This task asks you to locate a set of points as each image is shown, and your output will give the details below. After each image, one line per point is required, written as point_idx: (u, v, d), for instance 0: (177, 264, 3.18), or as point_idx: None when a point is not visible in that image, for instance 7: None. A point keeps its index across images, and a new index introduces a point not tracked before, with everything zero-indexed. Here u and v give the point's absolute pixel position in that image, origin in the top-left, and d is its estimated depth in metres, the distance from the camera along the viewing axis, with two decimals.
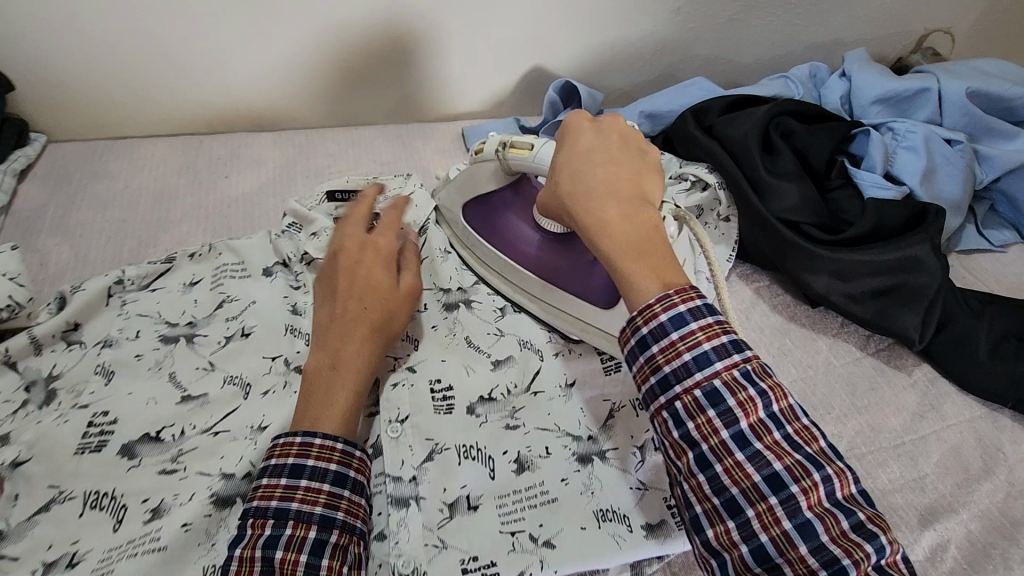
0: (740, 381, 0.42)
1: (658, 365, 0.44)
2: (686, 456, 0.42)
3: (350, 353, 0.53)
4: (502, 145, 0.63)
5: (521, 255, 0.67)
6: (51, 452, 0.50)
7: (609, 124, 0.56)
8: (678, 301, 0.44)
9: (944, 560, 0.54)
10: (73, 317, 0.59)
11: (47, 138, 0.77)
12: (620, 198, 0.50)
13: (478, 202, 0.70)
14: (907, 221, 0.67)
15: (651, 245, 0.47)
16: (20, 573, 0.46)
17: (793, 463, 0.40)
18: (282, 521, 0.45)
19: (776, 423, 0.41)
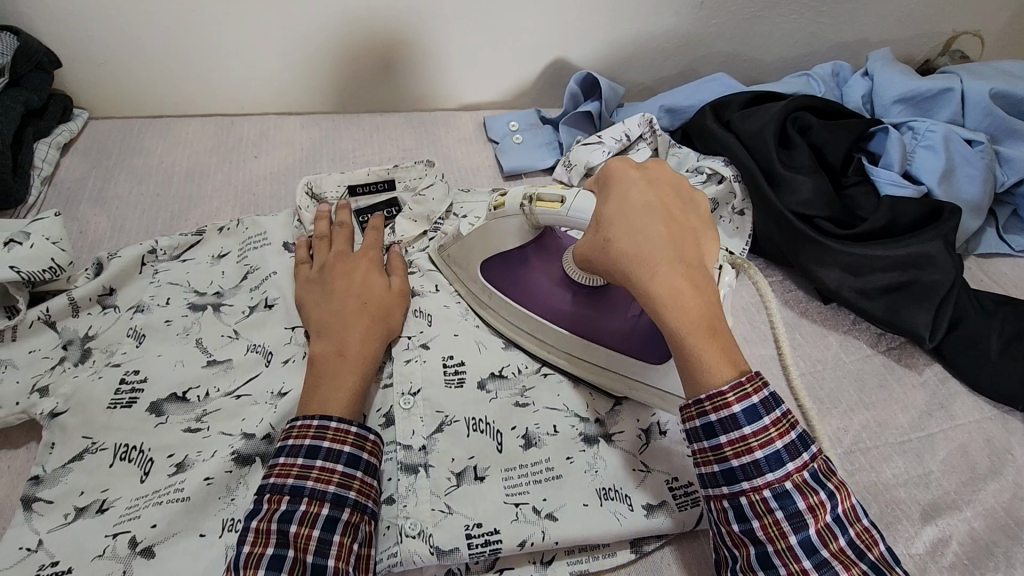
0: (810, 484, 0.43)
1: (725, 456, 0.44)
2: (748, 549, 0.44)
3: (356, 340, 0.56)
4: (529, 198, 0.57)
5: (557, 313, 0.60)
6: (86, 406, 0.54)
7: (656, 176, 0.54)
8: (751, 391, 0.44)
9: (945, 555, 0.54)
10: (108, 282, 0.62)
11: (89, 114, 0.81)
12: (685, 264, 0.47)
13: (499, 259, 0.63)
14: (922, 218, 0.67)
15: (718, 321, 0.46)
16: (54, 515, 0.49)
17: (859, 575, 0.41)
18: (297, 498, 0.46)
19: (842, 527, 0.43)
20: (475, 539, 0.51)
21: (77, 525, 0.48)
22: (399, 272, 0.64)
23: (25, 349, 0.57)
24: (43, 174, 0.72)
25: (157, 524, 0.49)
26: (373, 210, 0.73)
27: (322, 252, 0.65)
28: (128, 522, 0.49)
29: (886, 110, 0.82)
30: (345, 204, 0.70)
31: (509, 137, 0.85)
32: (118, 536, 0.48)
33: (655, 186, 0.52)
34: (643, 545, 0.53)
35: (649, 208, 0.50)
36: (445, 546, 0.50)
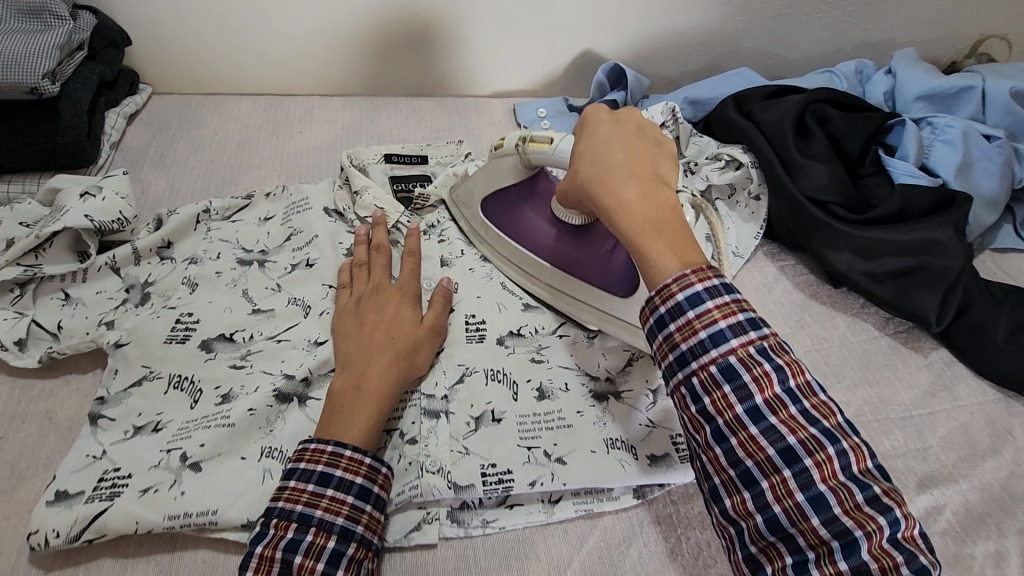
0: (755, 357, 0.42)
1: (675, 344, 0.44)
2: (703, 430, 0.43)
3: (375, 373, 0.55)
4: (522, 139, 0.62)
5: (539, 247, 0.66)
6: (146, 339, 0.60)
7: (627, 110, 0.55)
8: (695, 280, 0.44)
9: (938, 521, 0.56)
10: (167, 236, 0.68)
11: (152, 89, 0.88)
12: (641, 176, 0.49)
13: (497, 197, 0.68)
14: (934, 206, 0.69)
15: (672, 222, 0.47)
16: (115, 431, 0.54)
17: (808, 437, 0.40)
18: (305, 526, 0.46)
19: (791, 397, 0.41)
20: (489, 477, 0.55)
21: (135, 440, 0.54)
22: (436, 307, 0.62)
23: (93, 290, 0.64)
24: (112, 139, 0.79)
25: (206, 443, 0.54)
26: (406, 181, 0.78)
27: (361, 282, 0.64)
28: (180, 441, 0.54)
29: (907, 106, 0.83)
30: (383, 219, 0.69)
31: (536, 122, 0.90)
32: (171, 452, 0.53)
33: (620, 118, 0.54)
34: (645, 491, 0.56)
35: (613, 134, 0.52)
36: (462, 482, 0.54)
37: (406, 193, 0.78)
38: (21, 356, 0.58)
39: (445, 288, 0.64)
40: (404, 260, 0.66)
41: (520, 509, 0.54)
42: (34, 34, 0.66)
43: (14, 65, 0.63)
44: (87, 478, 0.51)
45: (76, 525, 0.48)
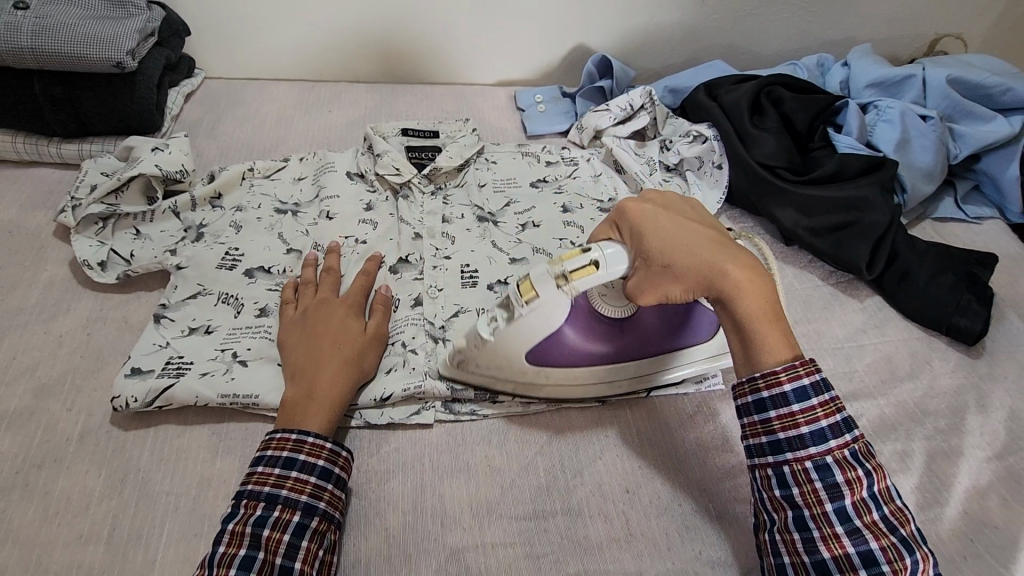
0: (849, 460, 0.50)
1: (772, 429, 0.52)
2: (785, 512, 0.51)
3: (326, 380, 0.60)
4: (562, 278, 0.56)
5: (604, 357, 0.63)
6: (201, 264, 0.73)
7: (659, 197, 0.59)
8: (802, 373, 0.51)
9: (855, 426, 0.66)
10: (218, 189, 0.82)
11: (204, 74, 1.03)
12: (737, 260, 0.54)
13: (540, 347, 0.61)
14: (865, 170, 0.81)
15: (774, 300, 0.54)
16: (175, 328, 0.67)
17: (889, 544, 0.47)
18: (271, 504, 0.52)
19: (875, 503, 0.49)
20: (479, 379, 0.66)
21: (193, 338, 0.67)
22: (378, 316, 0.67)
23: (158, 229, 0.77)
24: (172, 112, 0.94)
25: (252, 347, 0.66)
26: (419, 152, 0.92)
27: (308, 296, 0.69)
28: (230, 343, 0.67)
29: (859, 93, 0.95)
30: (336, 248, 0.74)
31: (534, 106, 1.02)
32: (224, 350, 0.66)
33: (668, 208, 0.57)
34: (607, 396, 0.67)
35: (681, 224, 0.55)
36: (457, 381, 0.66)
37: (419, 162, 0.91)
38: (102, 274, 0.72)
39: (384, 295, 0.70)
40: (357, 278, 0.71)
41: (500, 403, 0.66)
42: (120, 21, 0.81)
43: (105, 43, 0.78)
44: (156, 362, 0.64)
45: (150, 394, 0.61)
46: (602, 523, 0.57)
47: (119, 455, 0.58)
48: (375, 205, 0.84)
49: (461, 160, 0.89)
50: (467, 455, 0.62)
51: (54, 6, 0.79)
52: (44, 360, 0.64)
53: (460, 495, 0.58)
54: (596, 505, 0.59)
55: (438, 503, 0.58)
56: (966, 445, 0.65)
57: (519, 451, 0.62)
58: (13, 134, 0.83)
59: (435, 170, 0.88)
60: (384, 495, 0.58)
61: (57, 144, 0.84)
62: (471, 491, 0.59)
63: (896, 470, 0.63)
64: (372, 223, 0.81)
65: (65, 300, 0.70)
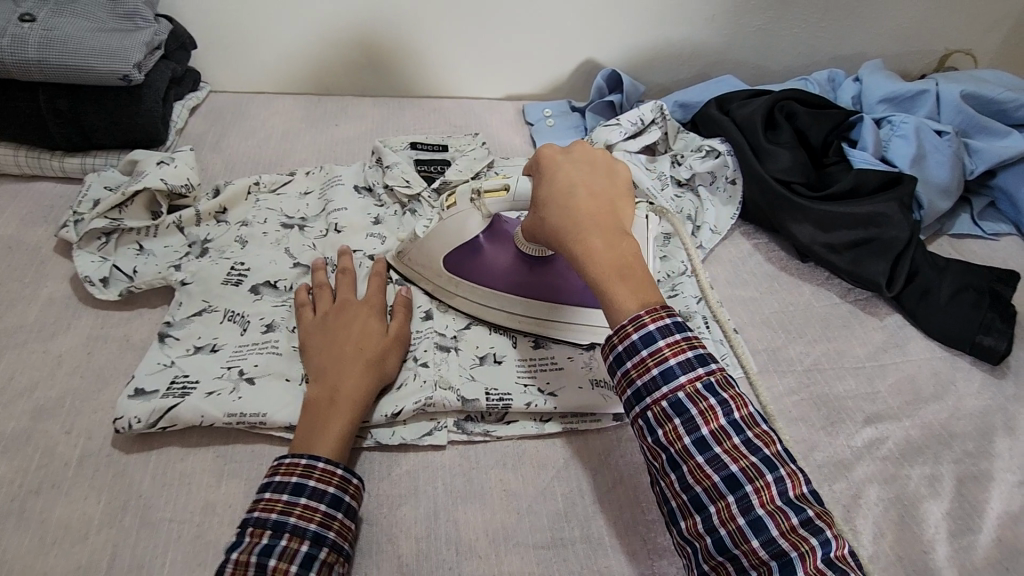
0: (702, 392, 0.50)
1: (632, 379, 0.52)
2: (660, 457, 0.51)
3: (349, 385, 0.59)
4: (476, 192, 0.65)
5: (513, 284, 0.69)
6: (207, 280, 0.71)
7: (578, 155, 0.63)
8: (648, 321, 0.52)
9: (881, 449, 0.64)
10: (223, 204, 0.80)
11: (210, 88, 1.02)
12: (599, 227, 0.57)
13: (459, 253, 0.69)
14: (882, 185, 0.80)
15: (630, 264, 0.55)
16: (179, 348, 0.65)
17: (747, 465, 0.48)
18: (279, 533, 0.49)
19: (735, 429, 0.49)
20: (492, 394, 0.64)
21: (198, 356, 0.65)
22: (398, 317, 0.67)
23: (162, 244, 0.76)
24: (177, 127, 0.93)
25: (259, 365, 0.64)
26: (429, 164, 0.90)
27: (325, 300, 0.67)
28: (237, 361, 0.64)
29: (871, 108, 0.94)
30: (348, 250, 0.74)
31: (542, 120, 1.01)
32: (231, 368, 0.64)
33: (580, 167, 0.61)
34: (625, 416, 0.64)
35: (571, 182, 0.60)
36: (469, 396, 0.64)
37: (428, 175, 0.90)
38: (103, 290, 0.69)
39: (405, 296, 0.69)
40: (371, 278, 0.70)
41: (515, 424, 0.64)
42: (128, 34, 0.80)
43: (112, 56, 0.77)
44: (159, 381, 0.61)
45: (153, 415, 0.58)
46: (623, 552, 0.55)
47: (118, 480, 0.56)
48: (384, 219, 0.82)
49: (472, 174, 0.88)
50: (481, 480, 0.59)
51: (61, 18, 0.78)
52: (42, 380, 0.62)
53: (475, 521, 0.56)
54: (616, 532, 0.56)
55: (452, 529, 0.55)
56: (996, 468, 0.63)
57: (535, 474, 0.60)
58: (16, 148, 0.82)
59: (445, 183, 0.86)
60: (396, 520, 0.56)
61: (59, 158, 0.83)
62: (486, 517, 0.56)
63: (925, 495, 0.60)
64: (382, 237, 0.80)
65: (65, 317, 0.68)
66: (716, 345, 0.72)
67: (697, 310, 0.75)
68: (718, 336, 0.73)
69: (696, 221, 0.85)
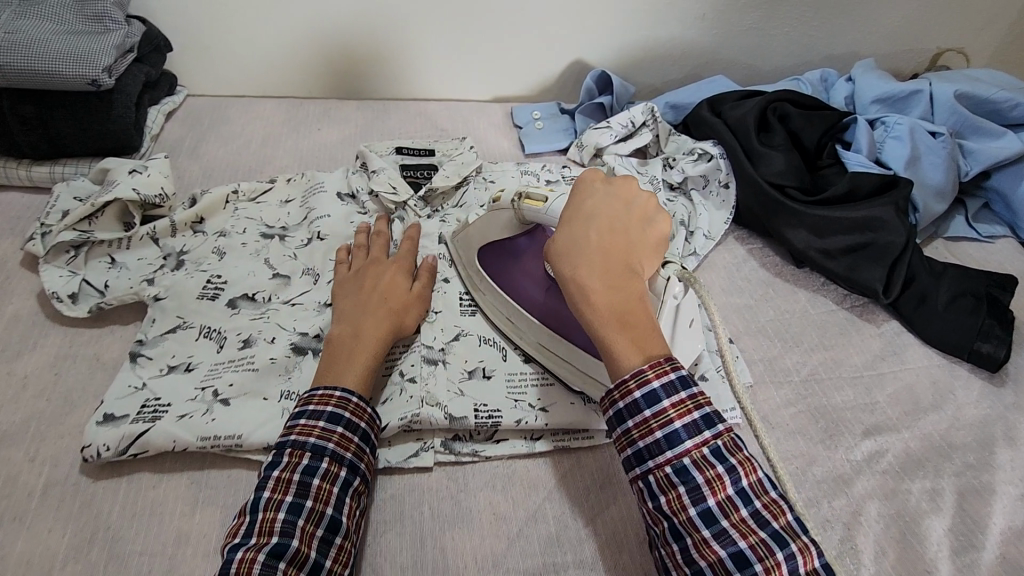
0: (708, 460, 0.48)
1: (634, 440, 0.50)
2: (662, 525, 0.49)
3: (373, 324, 0.62)
4: (518, 195, 0.63)
5: (522, 294, 0.67)
6: (181, 294, 0.68)
7: (617, 189, 0.60)
8: (650, 377, 0.50)
9: (880, 462, 0.62)
10: (200, 213, 0.77)
11: (187, 92, 0.98)
12: (610, 270, 0.54)
13: (493, 248, 0.70)
14: (879, 189, 0.78)
15: (634, 316, 0.52)
16: (152, 367, 0.62)
17: (756, 542, 0.46)
18: (319, 456, 0.51)
19: (743, 500, 0.47)
20: (481, 412, 0.62)
21: (171, 376, 0.62)
22: (422, 281, 0.69)
23: (135, 257, 0.72)
24: (152, 133, 0.89)
25: (235, 384, 0.61)
26: (415, 170, 0.88)
27: (360, 257, 0.71)
28: (212, 380, 0.62)
29: (865, 109, 0.92)
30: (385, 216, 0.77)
31: (531, 123, 0.99)
32: (205, 389, 0.61)
33: (613, 203, 0.58)
34: None
35: (596, 216, 0.57)
36: (457, 413, 0.61)
37: (414, 180, 0.87)
38: (72, 307, 0.66)
39: (430, 264, 0.72)
40: (403, 243, 0.73)
41: (505, 442, 0.61)
42: (98, 36, 0.77)
43: (79, 60, 0.74)
44: (129, 404, 0.58)
45: (123, 441, 0.55)
46: None
47: (86, 510, 0.53)
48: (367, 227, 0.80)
49: (460, 179, 0.85)
50: (470, 503, 0.57)
51: (25, 20, 0.74)
52: (6, 404, 0.59)
53: (463, 547, 0.54)
54: (609, 555, 0.54)
55: (439, 556, 0.53)
56: (997, 481, 0.62)
57: (526, 495, 0.58)
58: None
59: (431, 191, 0.84)
60: (380, 548, 0.54)
61: (26, 167, 0.79)
62: (475, 542, 0.54)
63: (927, 510, 0.59)
64: None
65: (32, 336, 0.65)
66: (712, 356, 0.70)
67: None
68: (713, 346, 0.71)
69: (690, 226, 0.82)
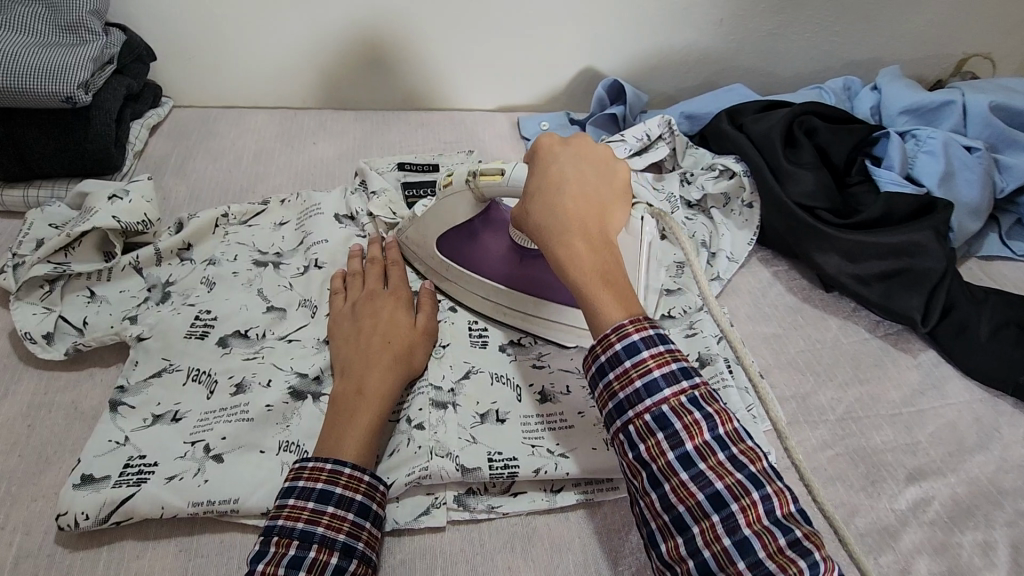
0: (686, 406, 0.45)
1: (614, 391, 0.47)
2: (641, 476, 0.45)
3: (375, 378, 0.57)
4: (473, 174, 0.61)
5: (500, 274, 0.67)
6: (167, 333, 0.63)
7: (579, 147, 0.57)
8: (632, 331, 0.47)
9: (927, 512, 0.58)
10: (187, 239, 0.71)
11: (173, 103, 0.92)
12: (585, 228, 0.52)
13: (453, 234, 0.68)
14: (915, 210, 0.73)
15: (614, 273, 0.51)
16: (135, 417, 0.57)
17: (733, 482, 0.42)
18: (306, 544, 0.46)
19: (720, 445, 0.44)
20: (496, 462, 0.57)
21: (157, 428, 0.56)
22: (426, 311, 0.65)
23: (117, 289, 0.67)
24: (135, 149, 0.83)
25: (228, 436, 0.56)
26: (419, 187, 0.82)
27: (356, 289, 0.67)
28: (202, 432, 0.56)
29: (893, 120, 0.88)
30: (378, 237, 0.72)
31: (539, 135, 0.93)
32: (195, 444, 0.55)
33: (578, 160, 0.56)
34: None
35: (565, 177, 0.54)
36: (469, 464, 0.57)
37: (416, 198, 0.80)
38: (48, 348, 0.61)
39: (430, 290, 0.68)
40: (394, 270, 0.69)
41: (523, 496, 0.56)
42: (72, 48, 0.71)
43: (51, 76, 0.68)
44: (111, 464, 0.53)
45: (104, 508, 0.50)
46: None
47: None
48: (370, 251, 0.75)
49: None
50: (486, 567, 0.52)
51: None
52: None
53: None
54: None
55: None
56: None
57: (546, 557, 0.53)
58: None
59: None
60: None
61: None
62: None
63: (981, 567, 0.54)
64: None
65: (3, 381, 0.59)
66: (742, 394, 0.65)
67: (718, 352, 0.68)
68: (742, 382, 0.66)
69: (712, 247, 0.77)
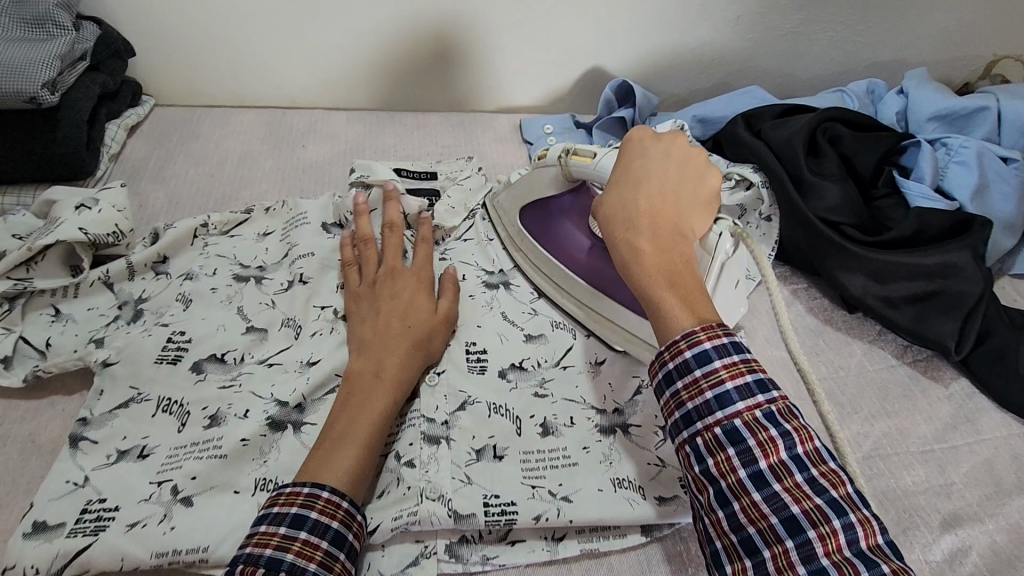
0: (761, 422, 0.40)
1: (681, 400, 0.43)
2: (707, 491, 0.41)
3: (393, 363, 0.55)
4: (566, 151, 0.62)
5: (567, 253, 0.67)
6: (135, 358, 0.57)
7: (670, 145, 0.53)
8: (703, 338, 0.42)
9: (964, 565, 0.53)
10: (163, 251, 0.66)
11: (154, 101, 0.86)
12: (657, 226, 0.48)
13: (537, 205, 0.69)
14: (949, 228, 0.68)
15: (684, 275, 0.46)
16: (98, 455, 0.52)
17: (812, 508, 0.37)
18: (273, 572, 0.41)
19: (799, 465, 0.39)
20: (492, 508, 0.52)
21: (120, 466, 0.51)
22: (448, 295, 0.63)
23: (84, 307, 0.62)
24: (111, 151, 0.78)
25: (198, 475, 0.51)
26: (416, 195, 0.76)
27: (371, 268, 0.63)
28: (170, 471, 0.51)
29: (920, 127, 0.82)
30: (393, 194, 0.68)
31: (543, 139, 0.88)
32: (162, 484, 0.51)
33: (668, 158, 0.52)
34: (655, 529, 0.53)
35: (643, 174, 0.51)
36: (463, 510, 0.52)
37: None
38: (5, 374, 0.56)
39: (453, 275, 0.65)
40: (419, 246, 0.66)
41: (521, 545, 0.52)
42: (37, 44, 0.65)
43: (14, 74, 0.62)
44: (67, 508, 0.48)
45: (56, 561, 0.46)
46: None
47: None
48: None
49: (467, 210, 0.75)
50: None
51: None
52: None
53: None
54: None
55: None
56: None
57: None
58: None
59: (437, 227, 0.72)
60: None
61: None
62: None
63: None
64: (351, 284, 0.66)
65: None
66: None
67: None
68: None
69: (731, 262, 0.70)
